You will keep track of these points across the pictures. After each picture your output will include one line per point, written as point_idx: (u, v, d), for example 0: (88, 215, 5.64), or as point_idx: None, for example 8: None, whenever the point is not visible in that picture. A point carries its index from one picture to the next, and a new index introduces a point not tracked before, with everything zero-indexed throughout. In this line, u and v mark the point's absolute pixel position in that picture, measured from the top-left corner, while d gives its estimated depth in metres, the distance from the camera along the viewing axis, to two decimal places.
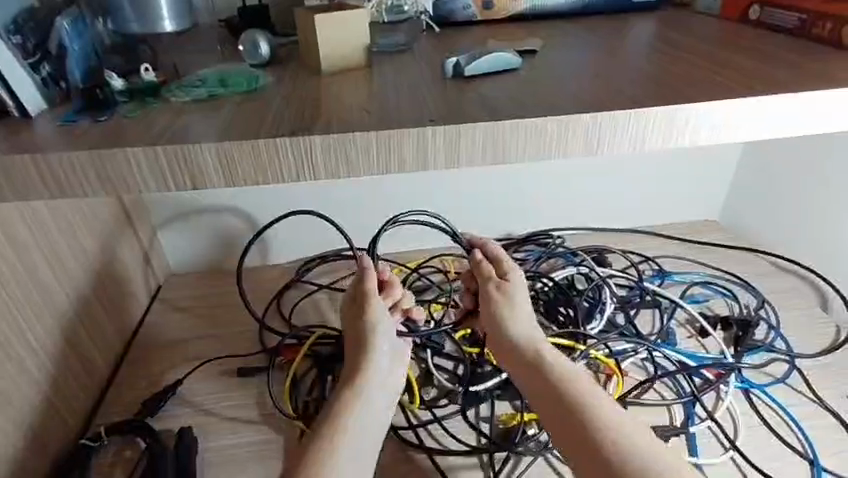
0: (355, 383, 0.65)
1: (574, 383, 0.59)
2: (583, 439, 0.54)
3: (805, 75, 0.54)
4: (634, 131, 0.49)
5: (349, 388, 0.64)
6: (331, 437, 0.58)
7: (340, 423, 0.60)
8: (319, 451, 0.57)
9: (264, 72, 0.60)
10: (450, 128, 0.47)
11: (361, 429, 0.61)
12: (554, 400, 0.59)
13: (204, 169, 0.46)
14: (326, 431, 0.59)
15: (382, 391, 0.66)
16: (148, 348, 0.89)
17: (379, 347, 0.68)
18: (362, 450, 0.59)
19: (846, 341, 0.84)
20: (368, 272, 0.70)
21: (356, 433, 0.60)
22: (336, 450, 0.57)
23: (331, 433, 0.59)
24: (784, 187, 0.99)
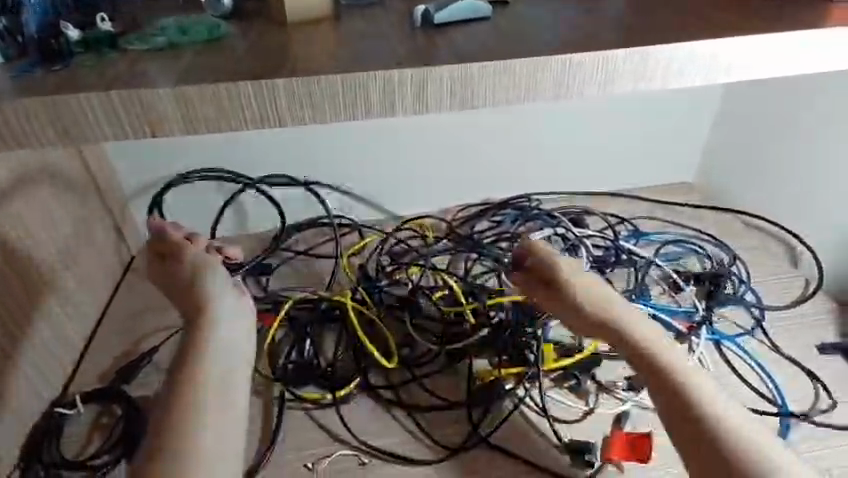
0: (202, 331, 0.57)
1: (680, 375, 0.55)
2: (703, 444, 0.50)
3: (770, 19, 0.54)
4: (602, 75, 0.49)
5: (196, 337, 0.56)
6: (184, 403, 0.52)
7: (190, 378, 0.53)
8: (173, 427, 0.50)
9: (226, 22, 0.58)
10: (416, 73, 0.46)
11: (217, 382, 0.54)
12: (664, 393, 0.54)
13: (163, 115, 0.46)
14: (176, 397, 0.52)
15: (225, 344, 0.57)
16: (123, 317, 0.88)
17: (213, 291, 0.59)
18: (222, 403, 0.53)
19: (814, 292, 0.87)
20: (166, 228, 0.63)
21: (215, 387, 0.54)
22: (195, 419, 0.51)
23: (181, 400, 0.52)
24: (758, 142, 0.99)
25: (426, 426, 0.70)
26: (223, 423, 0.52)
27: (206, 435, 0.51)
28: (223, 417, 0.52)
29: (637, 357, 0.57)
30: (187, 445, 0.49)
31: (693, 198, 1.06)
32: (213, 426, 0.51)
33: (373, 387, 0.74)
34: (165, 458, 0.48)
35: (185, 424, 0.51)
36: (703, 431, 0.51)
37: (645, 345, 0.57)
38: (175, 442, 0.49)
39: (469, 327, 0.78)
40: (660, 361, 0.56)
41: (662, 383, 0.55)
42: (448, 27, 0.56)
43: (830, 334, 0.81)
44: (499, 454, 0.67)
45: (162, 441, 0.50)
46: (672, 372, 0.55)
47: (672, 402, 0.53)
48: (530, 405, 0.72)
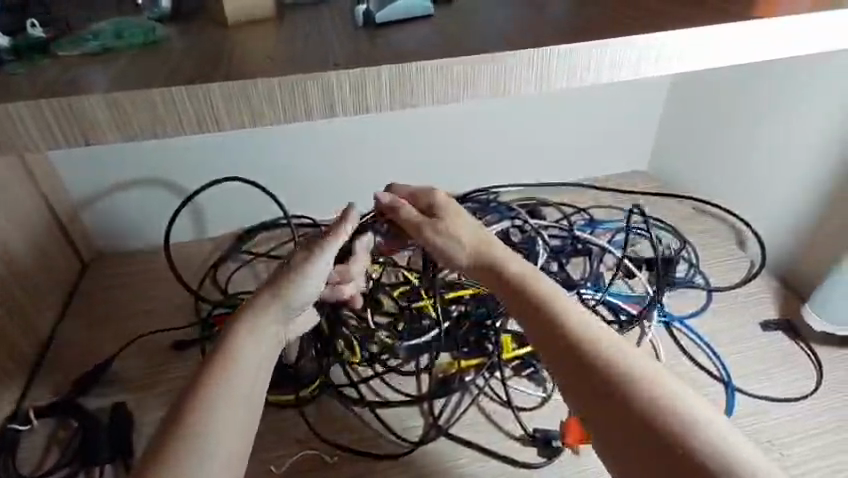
0: (243, 326, 0.51)
1: (605, 348, 0.44)
2: (640, 435, 0.39)
3: (698, 12, 0.57)
4: (537, 71, 0.50)
5: (236, 332, 0.50)
6: (207, 396, 0.44)
7: (220, 372, 0.46)
8: (190, 417, 0.43)
9: (164, 25, 0.57)
10: (353, 72, 0.46)
11: (244, 379, 0.47)
12: (586, 378, 0.43)
13: (96, 121, 0.45)
14: (203, 386, 0.45)
15: (258, 344, 0.50)
16: (77, 327, 0.86)
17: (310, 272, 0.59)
18: (247, 403, 0.46)
19: (759, 272, 0.91)
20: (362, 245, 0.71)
21: (240, 384, 0.46)
22: (217, 413, 0.44)
23: (208, 392, 0.45)
24: (704, 126, 1.02)
25: (388, 421, 0.71)
26: (242, 425, 0.44)
27: (219, 435, 0.43)
28: (244, 418, 0.45)
29: (551, 333, 0.46)
30: (199, 442, 0.42)
31: (643, 186, 1.10)
32: (229, 425, 0.44)
33: (336, 385, 0.74)
34: (175, 451, 0.41)
35: (204, 416, 0.43)
36: (638, 420, 0.40)
37: (559, 317, 0.47)
38: (191, 436, 0.42)
39: (429, 322, 0.79)
40: (580, 334, 0.45)
41: (580, 363, 0.44)
42: (389, 27, 0.56)
43: (773, 311, 0.85)
44: (461, 444, 0.68)
45: (175, 430, 0.42)
46: (594, 347, 0.44)
47: (596, 386, 0.42)
48: (490, 395, 0.74)
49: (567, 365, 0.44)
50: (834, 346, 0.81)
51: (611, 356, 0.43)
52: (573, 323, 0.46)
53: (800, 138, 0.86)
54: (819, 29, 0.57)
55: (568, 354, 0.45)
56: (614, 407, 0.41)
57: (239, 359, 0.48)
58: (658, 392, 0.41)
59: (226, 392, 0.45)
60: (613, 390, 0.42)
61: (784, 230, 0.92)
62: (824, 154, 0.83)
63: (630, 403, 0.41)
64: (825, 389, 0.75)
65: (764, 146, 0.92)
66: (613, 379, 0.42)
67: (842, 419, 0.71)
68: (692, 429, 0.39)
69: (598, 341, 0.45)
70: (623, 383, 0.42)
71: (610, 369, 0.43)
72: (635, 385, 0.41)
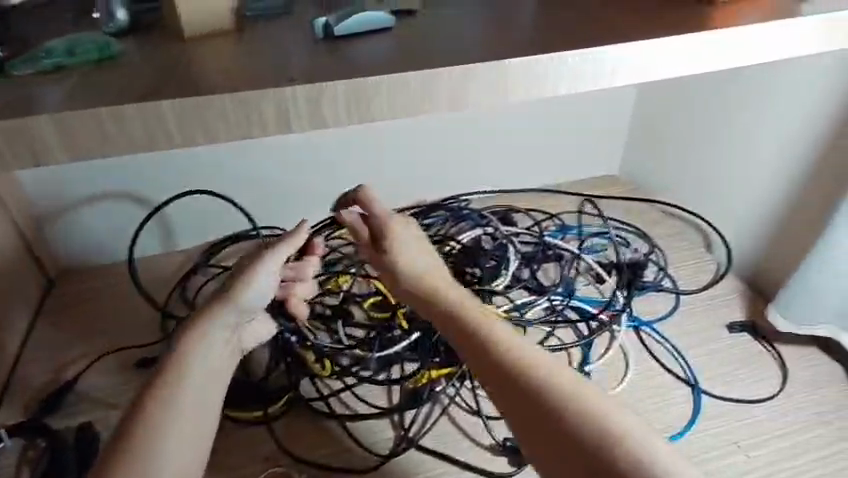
0: (197, 328, 0.52)
1: (547, 374, 0.45)
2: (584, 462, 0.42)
3: (655, 24, 0.58)
4: (495, 85, 0.51)
5: (189, 336, 0.51)
6: (159, 405, 0.46)
7: (173, 380, 0.48)
8: (144, 434, 0.44)
9: (121, 41, 0.56)
10: (309, 88, 0.46)
11: (197, 389, 0.48)
12: (530, 407, 0.44)
13: (45, 142, 0.44)
14: (155, 395, 0.46)
15: (212, 353, 0.51)
16: (42, 346, 0.84)
17: (259, 275, 0.58)
18: (199, 412, 0.47)
19: (725, 273, 0.93)
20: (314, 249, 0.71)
21: (193, 393, 0.48)
22: (168, 423, 0.46)
23: (159, 402, 0.46)
24: (671, 131, 1.04)
25: (358, 435, 0.70)
26: (192, 434, 0.46)
27: (169, 446, 0.45)
28: (196, 427, 0.47)
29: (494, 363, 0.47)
30: (150, 454, 0.44)
31: (613, 191, 1.11)
32: (180, 435, 0.46)
33: (305, 399, 0.74)
34: (126, 463, 0.43)
35: (157, 434, 0.45)
36: (581, 446, 0.42)
37: (501, 344, 0.47)
38: (142, 447, 0.44)
39: (401, 332, 0.79)
40: (522, 362, 0.46)
41: (524, 392, 0.45)
42: (349, 40, 0.56)
43: (739, 312, 0.86)
44: (433, 457, 0.68)
45: (126, 441, 0.44)
46: (536, 375, 0.45)
47: (541, 415, 0.44)
48: (461, 404, 0.74)
49: (511, 395, 0.45)
50: (799, 345, 0.83)
51: (553, 383, 0.45)
52: (515, 350, 0.47)
53: (764, 144, 0.88)
54: (772, 39, 0.58)
55: (512, 383, 0.45)
56: (559, 434, 0.43)
57: (192, 370, 0.49)
58: (597, 416, 0.43)
59: (178, 402, 0.47)
60: (555, 416, 0.43)
61: (749, 232, 0.94)
62: (787, 160, 0.85)
63: (573, 429, 0.43)
64: (791, 389, 0.76)
65: (729, 150, 0.94)
66: (556, 406, 0.44)
67: (806, 418, 0.73)
68: (630, 451, 0.42)
69: (540, 367, 0.46)
70: (566, 409, 0.43)
71: (553, 397, 0.44)
72: (578, 411, 0.43)
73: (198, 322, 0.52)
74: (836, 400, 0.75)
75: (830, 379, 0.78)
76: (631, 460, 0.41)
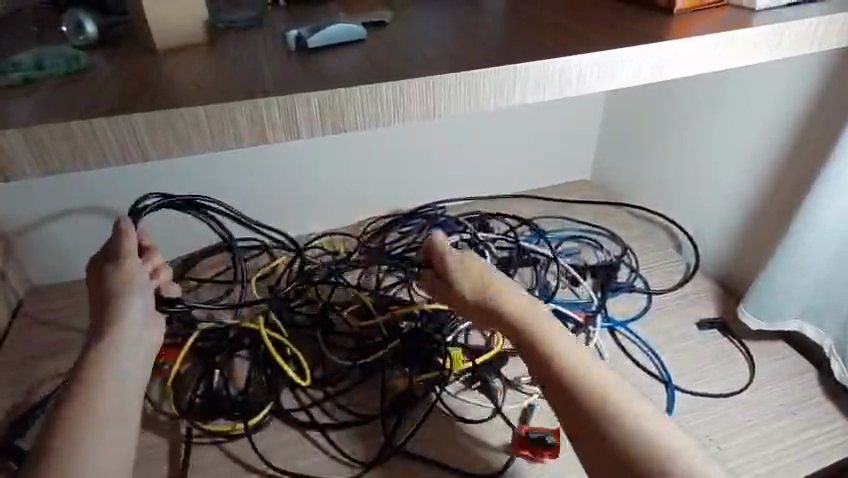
0: (108, 335, 0.51)
1: (600, 387, 0.47)
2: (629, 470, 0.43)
3: (617, 33, 0.60)
4: (466, 94, 0.52)
5: (102, 344, 0.50)
6: (87, 411, 0.45)
7: (93, 386, 0.47)
8: (60, 433, 0.43)
9: (90, 54, 0.56)
10: (283, 98, 0.47)
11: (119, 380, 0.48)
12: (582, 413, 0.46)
13: (12, 156, 0.43)
14: (77, 403, 0.45)
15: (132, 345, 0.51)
16: (11, 366, 0.81)
17: (136, 278, 0.57)
18: (128, 411, 0.47)
19: (694, 273, 0.96)
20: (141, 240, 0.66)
21: (118, 395, 0.47)
22: (95, 430, 0.44)
23: (88, 406, 0.45)
24: (638, 137, 1.08)
25: (340, 443, 0.70)
26: (126, 431, 0.46)
27: (103, 446, 0.44)
28: (121, 412, 0.46)
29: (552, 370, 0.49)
30: (75, 464, 0.42)
31: (585, 195, 1.14)
32: (115, 435, 0.45)
33: (286, 410, 0.73)
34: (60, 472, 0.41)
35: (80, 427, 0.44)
36: (629, 456, 0.43)
37: (540, 343, 0.51)
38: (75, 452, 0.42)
39: (381, 339, 0.80)
40: (578, 373, 0.48)
41: (573, 394, 0.47)
42: (322, 50, 0.57)
43: (707, 310, 0.89)
44: (416, 461, 0.68)
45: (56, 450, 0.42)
46: (586, 381, 0.48)
47: (592, 422, 0.46)
48: (442, 408, 0.74)
49: (562, 398, 0.48)
50: (764, 340, 0.86)
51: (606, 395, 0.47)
52: (553, 349, 0.50)
53: (726, 147, 0.92)
54: (730, 46, 0.61)
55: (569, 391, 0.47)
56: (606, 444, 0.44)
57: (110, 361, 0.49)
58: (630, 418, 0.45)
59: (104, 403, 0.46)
60: (590, 412, 0.46)
61: (715, 233, 0.98)
62: (749, 161, 0.89)
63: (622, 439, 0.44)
64: (758, 383, 0.79)
65: (693, 154, 0.98)
66: (592, 405, 0.46)
67: (773, 410, 0.75)
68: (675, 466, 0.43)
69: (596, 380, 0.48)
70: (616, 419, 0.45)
71: (591, 397, 0.46)
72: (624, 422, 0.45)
73: (110, 325, 0.52)
74: (802, 392, 0.78)
75: (795, 372, 0.81)
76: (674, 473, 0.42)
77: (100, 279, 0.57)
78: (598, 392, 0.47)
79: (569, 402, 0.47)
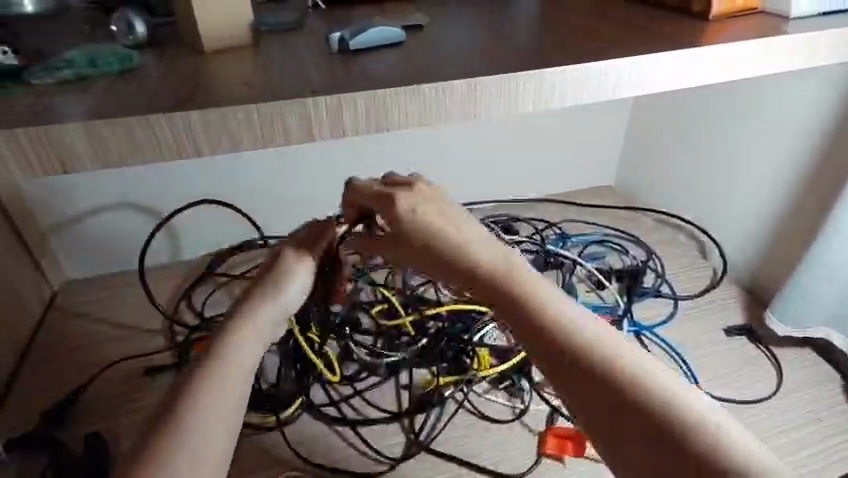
0: (238, 324, 0.51)
1: (611, 355, 0.41)
2: (653, 449, 0.37)
3: (650, 38, 0.61)
4: (506, 96, 0.53)
5: (229, 332, 0.50)
6: (204, 394, 0.45)
7: (212, 374, 0.46)
8: (172, 418, 0.43)
9: (140, 53, 0.57)
10: (331, 99, 0.48)
11: (236, 374, 0.47)
12: (591, 385, 0.40)
13: (73, 150, 0.45)
14: (194, 389, 0.45)
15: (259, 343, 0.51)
16: (47, 357, 0.83)
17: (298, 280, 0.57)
18: (238, 402, 0.46)
19: (721, 279, 0.96)
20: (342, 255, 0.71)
21: (232, 386, 0.46)
22: (206, 419, 0.43)
23: (206, 389, 0.45)
24: (663, 143, 1.09)
25: (370, 439, 0.71)
26: (236, 420, 0.45)
27: (212, 430, 0.43)
28: (232, 406, 0.45)
29: (547, 337, 0.43)
30: (181, 453, 0.41)
31: (608, 200, 1.15)
32: (225, 421, 0.44)
33: (317, 406, 0.75)
34: (170, 453, 0.41)
35: (190, 415, 0.43)
36: (647, 424, 0.38)
37: (527, 302, 0.45)
38: (188, 432, 0.42)
39: (408, 339, 0.81)
40: (580, 340, 0.42)
41: (569, 359, 0.41)
42: (363, 52, 0.58)
43: (733, 316, 0.89)
44: (444, 459, 0.69)
45: (170, 429, 0.42)
46: (585, 344, 0.42)
47: (602, 395, 0.40)
48: (469, 407, 0.75)
49: (556, 365, 0.42)
50: (791, 347, 0.85)
51: (620, 365, 0.40)
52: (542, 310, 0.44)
53: (753, 155, 0.92)
54: (767, 52, 0.61)
55: (571, 362, 0.41)
56: (624, 420, 0.38)
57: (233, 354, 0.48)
58: (643, 381, 0.39)
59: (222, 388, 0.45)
60: (594, 376, 0.40)
61: (741, 239, 0.98)
62: (778, 169, 0.89)
63: (643, 413, 0.38)
64: (787, 389, 0.78)
65: (720, 160, 0.98)
66: (592, 369, 0.40)
67: (803, 417, 0.75)
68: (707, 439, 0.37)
69: (603, 345, 0.41)
70: (633, 390, 0.39)
71: (589, 361, 0.41)
72: (643, 391, 0.39)
73: (238, 318, 0.52)
74: (833, 398, 0.77)
75: (824, 379, 0.80)
76: (706, 448, 0.37)
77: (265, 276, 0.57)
78: (599, 355, 0.41)
79: (566, 368, 0.41)
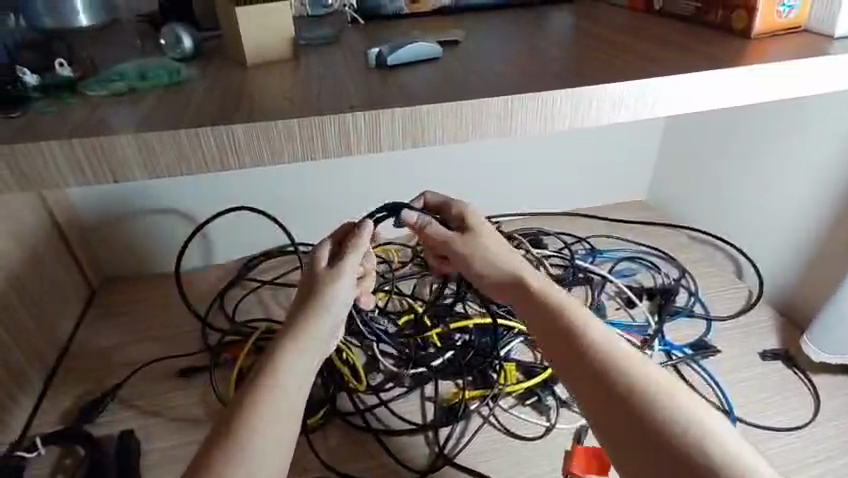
0: (294, 332, 0.52)
1: (627, 370, 0.47)
2: (655, 455, 0.43)
3: (688, 56, 0.61)
4: (542, 112, 0.53)
5: (286, 340, 0.51)
6: (261, 404, 0.46)
7: (269, 380, 0.48)
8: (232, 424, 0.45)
9: (187, 66, 0.60)
10: (369, 114, 0.49)
11: (290, 381, 0.48)
12: (607, 391, 0.47)
13: (124, 161, 0.47)
14: (252, 396, 0.47)
15: (313, 350, 0.52)
16: (85, 355, 0.86)
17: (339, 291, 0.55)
18: (291, 408, 0.47)
19: (758, 300, 0.93)
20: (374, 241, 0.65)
21: (286, 394, 0.48)
22: (261, 427, 0.45)
23: (260, 397, 0.47)
24: (698, 159, 1.07)
25: (394, 450, 0.72)
26: (289, 432, 0.46)
27: (267, 440, 0.45)
28: (285, 414, 0.47)
29: (575, 345, 0.50)
30: (238, 460, 0.43)
31: (639, 216, 1.13)
32: (279, 433, 0.46)
33: (342, 414, 0.75)
34: (226, 458, 0.43)
35: (246, 422, 0.45)
36: (653, 430, 0.44)
37: (560, 317, 0.53)
38: (244, 440, 0.44)
39: (434, 350, 0.81)
40: (603, 352, 0.49)
41: (589, 366, 0.49)
42: (401, 67, 0.59)
43: (769, 340, 0.86)
44: (466, 474, 0.68)
45: (228, 436, 0.44)
46: (607, 356, 0.49)
47: (615, 401, 0.46)
48: (495, 423, 0.75)
49: (577, 370, 0.49)
50: (829, 374, 0.82)
51: (637, 380, 0.46)
52: (572, 324, 0.52)
53: (791, 174, 0.90)
54: (809, 72, 0.59)
55: (593, 369, 0.48)
56: (634, 427, 0.44)
57: (287, 362, 0.49)
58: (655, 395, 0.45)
59: (277, 400, 0.47)
60: (610, 384, 0.47)
61: (779, 261, 0.95)
62: (817, 191, 0.86)
63: (650, 422, 0.44)
64: (824, 417, 0.76)
65: (757, 179, 0.96)
66: (609, 378, 0.47)
67: (840, 447, 0.72)
68: (707, 456, 0.42)
69: (625, 362, 0.48)
70: (645, 403, 0.45)
71: (607, 371, 0.48)
72: (654, 404, 0.45)
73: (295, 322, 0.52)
74: None
75: None
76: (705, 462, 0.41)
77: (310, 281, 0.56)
78: (618, 367, 0.48)
79: (587, 374, 0.48)
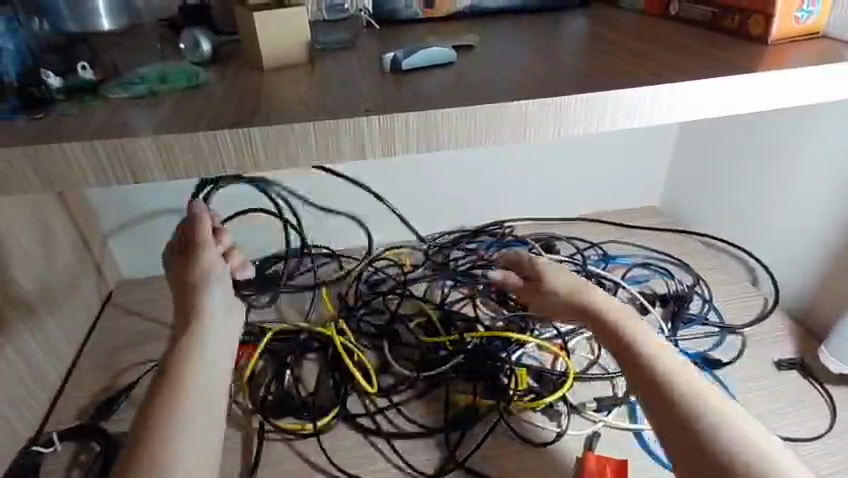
0: (192, 333, 0.53)
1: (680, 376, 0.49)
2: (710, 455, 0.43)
3: (704, 61, 0.60)
4: (556, 117, 0.53)
5: (186, 340, 0.53)
6: (179, 399, 0.48)
7: (179, 374, 0.50)
8: (153, 414, 0.47)
9: (205, 69, 0.61)
10: (384, 118, 0.50)
11: (203, 375, 0.51)
12: (645, 387, 0.49)
13: (144, 162, 0.48)
14: (166, 391, 0.49)
15: (218, 345, 0.54)
16: (101, 353, 0.87)
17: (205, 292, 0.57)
18: (209, 394, 0.50)
19: (773, 309, 0.92)
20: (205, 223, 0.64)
21: (203, 379, 0.51)
22: (182, 411, 0.48)
23: (176, 390, 0.49)
24: (713, 165, 1.06)
25: (403, 452, 0.72)
26: (212, 413, 0.49)
27: (195, 432, 0.47)
28: (202, 401, 0.49)
29: (626, 348, 0.53)
30: (155, 454, 0.44)
31: (653, 222, 1.12)
32: (207, 414, 0.49)
33: (352, 416, 0.76)
34: (144, 455, 0.44)
35: (164, 409, 0.47)
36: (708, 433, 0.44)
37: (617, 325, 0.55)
38: (167, 441, 0.45)
39: (445, 354, 0.81)
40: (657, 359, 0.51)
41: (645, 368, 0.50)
42: (415, 72, 0.60)
43: (784, 349, 0.85)
44: None
45: (149, 425, 0.46)
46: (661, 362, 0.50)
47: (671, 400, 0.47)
48: (505, 426, 0.74)
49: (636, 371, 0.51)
50: None
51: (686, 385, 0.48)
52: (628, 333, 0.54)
53: (809, 182, 0.89)
54: (828, 78, 0.59)
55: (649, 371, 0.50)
56: (690, 427, 0.45)
57: (196, 358, 0.51)
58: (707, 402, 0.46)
59: (196, 384, 0.50)
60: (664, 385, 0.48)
61: (795, 269, 0.94)
62: (835, 198, 0.85)
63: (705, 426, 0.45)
64: (841, 428, 0.74)
65: (773, 185, 0.95)
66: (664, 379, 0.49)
67: None
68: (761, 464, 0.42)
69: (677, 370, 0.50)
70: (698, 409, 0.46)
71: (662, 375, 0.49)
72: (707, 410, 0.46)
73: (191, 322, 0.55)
74: None
75: None
76: (737, 459, 0.43)
77: (184, 276, 0.59)
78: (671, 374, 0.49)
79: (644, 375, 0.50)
